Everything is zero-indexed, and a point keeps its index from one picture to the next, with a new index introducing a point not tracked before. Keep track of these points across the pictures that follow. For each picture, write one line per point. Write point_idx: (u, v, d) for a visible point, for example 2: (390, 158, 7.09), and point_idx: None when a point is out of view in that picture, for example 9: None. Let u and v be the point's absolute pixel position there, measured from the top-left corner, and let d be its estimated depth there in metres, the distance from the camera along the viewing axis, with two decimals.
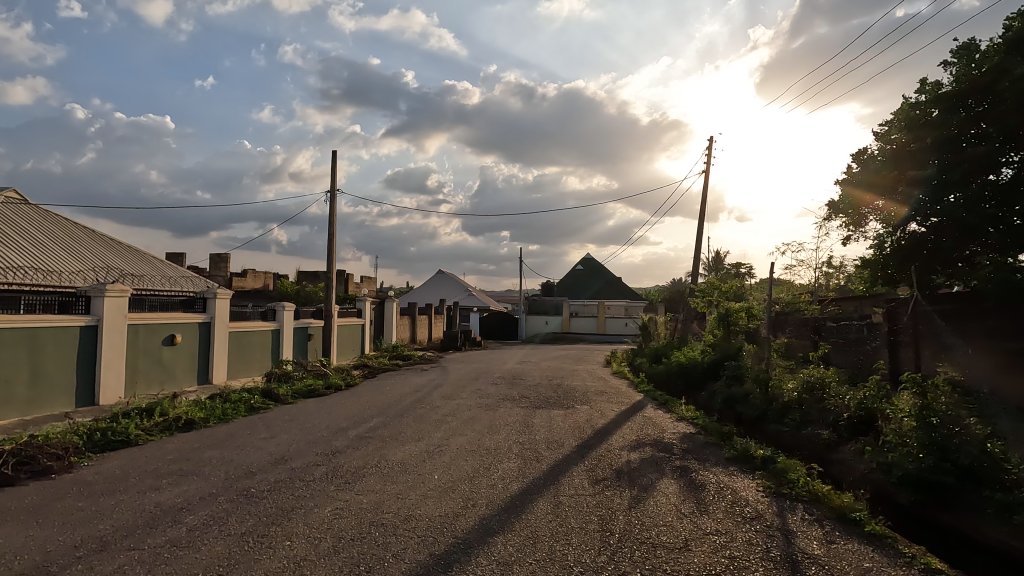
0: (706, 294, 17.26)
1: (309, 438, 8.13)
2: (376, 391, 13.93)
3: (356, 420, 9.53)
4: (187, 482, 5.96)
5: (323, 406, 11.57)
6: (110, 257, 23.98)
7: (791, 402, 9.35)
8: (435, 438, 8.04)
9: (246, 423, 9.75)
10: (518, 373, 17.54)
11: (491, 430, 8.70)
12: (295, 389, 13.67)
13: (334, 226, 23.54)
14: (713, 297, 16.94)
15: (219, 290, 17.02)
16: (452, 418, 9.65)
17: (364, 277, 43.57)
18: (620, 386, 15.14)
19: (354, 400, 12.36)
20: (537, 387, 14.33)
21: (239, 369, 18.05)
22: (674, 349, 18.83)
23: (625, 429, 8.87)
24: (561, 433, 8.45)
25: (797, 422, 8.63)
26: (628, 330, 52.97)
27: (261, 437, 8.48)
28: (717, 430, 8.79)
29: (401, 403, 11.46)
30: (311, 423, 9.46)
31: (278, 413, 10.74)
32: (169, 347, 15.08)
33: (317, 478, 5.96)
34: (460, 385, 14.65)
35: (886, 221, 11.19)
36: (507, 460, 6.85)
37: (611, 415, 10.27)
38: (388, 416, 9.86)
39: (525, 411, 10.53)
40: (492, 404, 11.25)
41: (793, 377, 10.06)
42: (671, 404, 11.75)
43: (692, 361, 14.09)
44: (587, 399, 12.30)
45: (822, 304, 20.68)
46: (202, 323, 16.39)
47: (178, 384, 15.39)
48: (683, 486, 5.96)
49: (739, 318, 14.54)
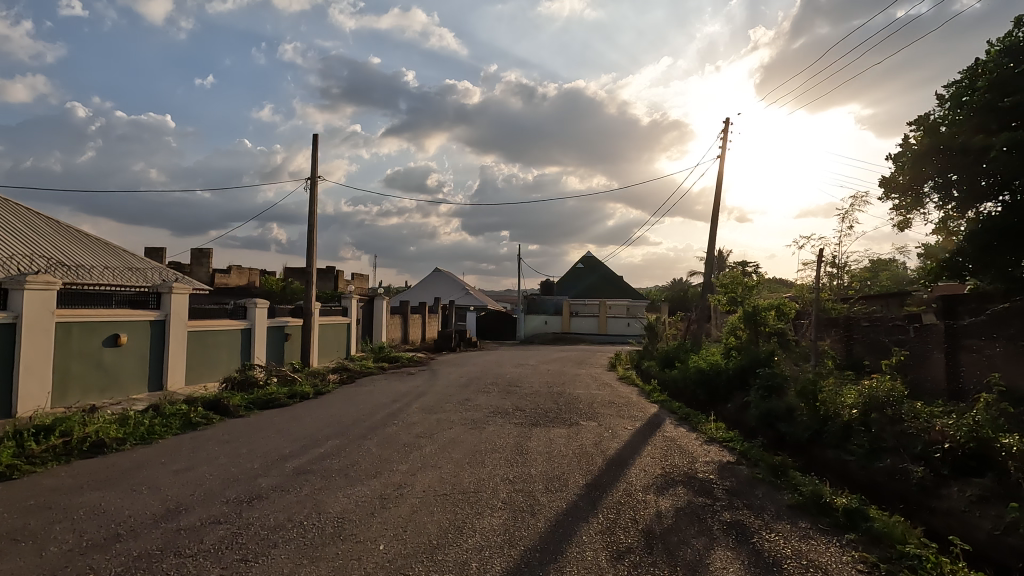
0: (728, 288, 15.26)
1: (232, 473, 6.16)
2: (348, 401, 11.99)
3: (304, 444, 7.56)
4: (6, 559, 3.98)
5: (276, 421, 9.60)
6: (70, 249, 22.06)
7: (854, 422, 7.41)
8: (398, 473, 6.08)
9: (169, 446, 7.81)
10: (514, 379, 15.62)
11: (475, 459, 6.75)
12: (253, 399, 11.75)
13: (316, 216, 21.61)
14: (737, 293, 14.98)
15: (174, 283, 15.04)
16: (427, 441, 7.69)
17: (355, 274, 41.72)
18: (629, 395, 13.21)
19: (315, 413, 10.39)
20: (533, 396, 12.39)
21: (201, 373, 16.12)
22: (689, 353, 16.81)
23: (646, 458, 6.95)
24: (564, 465, 6.51)
25: (867, 449, 6.72)
26: (631, 330, 50.90)
27: (174, 468, 6.51)
28: (763, 460, 6.88)
29: (370, 419, 9.49)
30: (246, 448, 7.48)
31: (216, 432, 8.77)
32: (111, 349, 13.14)
33: (203, 551, 3.99)
34: (444, 394, 12.67)
35: (956, 199, 9.26)
36: (490, 514, 4.89)
37: (625, 436, 8.36)
38: (347, 437, 7.89)
39: (518, 429, 8.61)
40: (480, 420, 9.30)
41: (851, 390, 8.11)
42: (693, 420, 9.82)
43: (714, 367, 12.16)
44: (593, 412, 10.38)
45: (850, 303, 18.73)
46: (154, 321, 14.42)
47: (123, 390, 13.44)
48: (748, 563, 4.02)
49: (769, 316, 12.49)
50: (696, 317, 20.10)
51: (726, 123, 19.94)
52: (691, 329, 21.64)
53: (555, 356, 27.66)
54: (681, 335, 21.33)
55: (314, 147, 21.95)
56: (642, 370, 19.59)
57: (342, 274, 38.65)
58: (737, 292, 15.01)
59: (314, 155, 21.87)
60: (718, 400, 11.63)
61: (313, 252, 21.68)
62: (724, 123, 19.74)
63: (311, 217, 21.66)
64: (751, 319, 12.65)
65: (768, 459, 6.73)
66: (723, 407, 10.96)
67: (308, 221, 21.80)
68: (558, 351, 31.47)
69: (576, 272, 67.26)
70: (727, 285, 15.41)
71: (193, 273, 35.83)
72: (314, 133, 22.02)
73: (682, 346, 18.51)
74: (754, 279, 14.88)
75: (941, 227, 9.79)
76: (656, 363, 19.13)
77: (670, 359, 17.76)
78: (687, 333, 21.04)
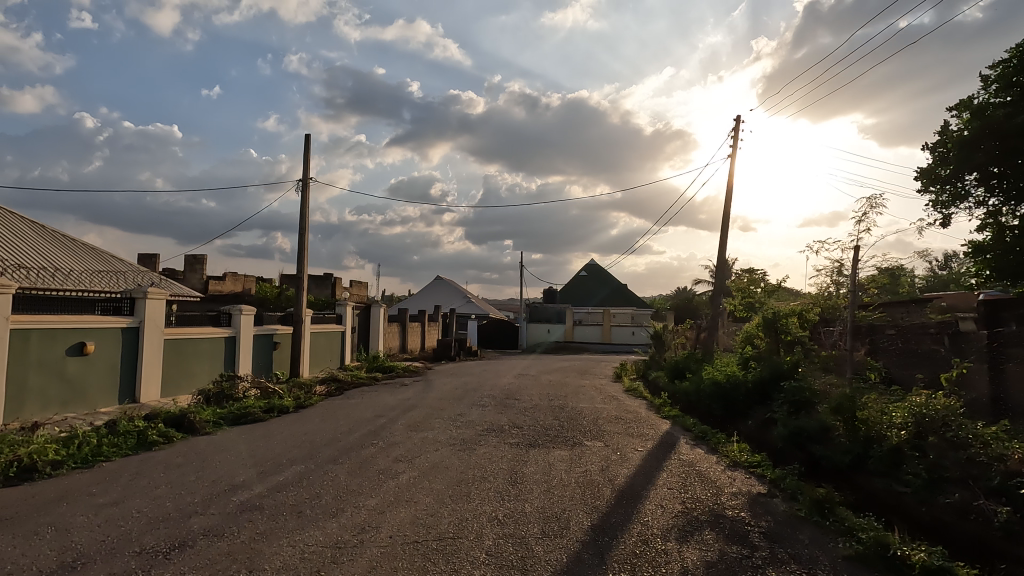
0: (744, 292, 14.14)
1: (165, 510, 5.12)
2: (330, 416, 10.96)
3: (263, 470, 6.51)
4: None
5: (243, 440, 8.57)
6: (53, 254, 21.21)
7: (906, 447, 6.33)
8: (364, 510, 5.04)
9: (109, 472, 6.77)
10: (513, 391, 14.57)
11: (460, 490, 5.70)
12: (225, 413, 10.74)
13: (307, 219, 20.70)
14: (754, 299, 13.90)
15: (149, 288, 14.08)
16: (407, 466, 6.64)
17: (353, 282, 40.81)
18: (637, 410, 12.10)
19: (288, 430, 9.33)
20: (532, 412, 11.31)
21: (179, 384, 15.12)
22: (701, 364, 15.65)
23: (662, 490, 5.89)
24: (566, 500, 5.45)
25: (926, 480, 5.65)
26: (636, 340, 49.53)
27: (102, 501, 5.49)
28: (803, 493, 5.80)
29: (348, 438, 8.44)
30: (196, 475, 6.43)
31: (170, 454, 7.71)
32: (77, 358, 12.18)
33: None
34: (435, 408, 11.58)
35: (1006, 193, 8.22)
36: (469, 572, 3.83)
37: (636, 460, 7.29)
38: (316, 461, 6.86)
39: (513, 451, 7.55)
40: (471, 440, 8.24)
41: (898, 408, 7.04)
42: (712, 439, 8.73)
43: (730, 379, 11.06)
44: (598, 430, 9.32)
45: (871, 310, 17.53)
46: (126, 329, 13.47)
47: (89, 403, 12.45)
48: None
49: (791, 323, 11.40)
50: (707, 325, 18.95)
51: (738, 121, 18.94)
52: (702, 338, 20.48)
53: (558, 366, 26.45)
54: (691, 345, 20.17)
55: (307, 149, 21.12)
56: (651, 382, 18.42)
57: (339, 282, 37.69)
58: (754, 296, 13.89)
59: (307, 157, 21.04)
60: (736, 416, 10.54)
61: (304, 258, 20.75)
62: (735, 122, 18.74)
63: (302, 221, 20.77)
64: (770, 327, 11.56)
65: (810, 492, 5.65)
66: (742, 424, 9.85)
67: (300, 225, 20.89)
68: (561, 361, 30.25)
69: (580, 280, 66.12)
70: (743, 289, 14.30)
71: (187, 280, 34.98)
72: (307, 134, 21.22)
73: (692, 355, 17.38)
74: (771, 283, 13.81)
75: (988, 224, 8.74)
76: (665, 373, 17.98)
77: (679, 371, 16.62)
78: (697, 342, 19.89)
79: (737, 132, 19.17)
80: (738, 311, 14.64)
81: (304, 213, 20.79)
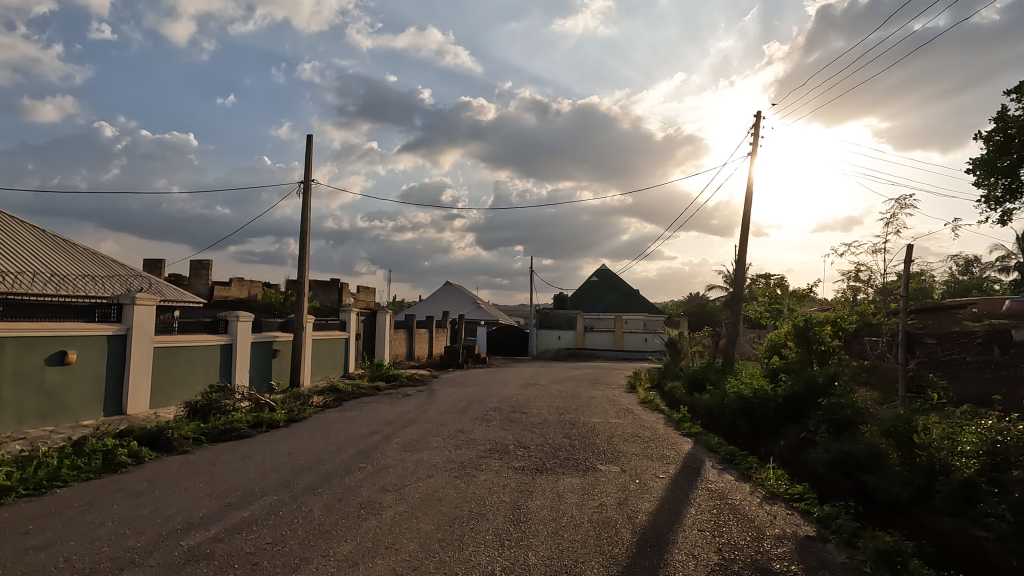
0: (771, 297, 13.10)
1: (98, 558, 4.26)
2: (322, 431, 10.13)
3: (230, 501, 5.67)
4: None
5: (220, 462, 7.75)
6: (51, 258, 20.72)
7: (981, 483, 5.34)
8: (332, 562, 4.17)
9: (59, 502, 5.97)
10: (521, 404, 13.67)
11: (452, 533, 4.80)
12: (209, 428, 9.97)
13: (308, 222, 20.02)
14: (779, 305, 12.89)
15: (138, 293, 13.41)
16: (394, 499, 5.76)
17: (361, 288, 40.17)
18: (655, 426, 11.15)
19: (272, 450, 8.51)
20: (540, 427, 10.40)
21: (170, 395, 14.41)
22: (723, 374, 14.65)
23: (692, 533, 4.96)
24: (578, 548, 4.54)
25: (1014, 527, 4.67)
26: (649, 347, 48.29)
27: (32, 543, 4.68)
28: (864, 538, 4.86)
29: (335, 460, 7.59)
30: (153, 507, 5.59)
31: (135, 478, 6.90)
32: (57, 368, 11.50)
33: None
34: (435, 423, 10.72)
35: None
36: None
37: (658, 491, 6.35)
38: (292, 491, 6.01)
39: (517, 479, 6.65)
40: (471, 464, 7.35)
41: (965, 433, 6.04)
42: (742, 463, 7.77)
43: (758, 392, 10.09)
44: (614, 451, 8.39)
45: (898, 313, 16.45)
46: (113, 336, 12.78)
47: (71, 415, 11.76)
48: None
49: (825, 332, 10.37)
50: (725, 334, 17.95)
51: (757, 117, 17.95)
52: (720, 346, 19.42)
53: (568, 375, 25.46)
54: (708, 353, 19.16)
55: (309, 150, 20.50)
56: (667, 394, 17.43)
57: (346, 287, 37.09)
58: (782, 301, 12.85)
59: (309, 158, 20.40)
60: (765, 433, 9.56)
61: (305, 262, 20.08)
62: (755, 118, 17.77)
63: (304, 225, 20.10)
64: (801, 336, 10.54)
65: (873, 539, 4.72)
66: (773, 445, 8.89)
67: (301, 228, 20.23)
68: (571, 368, 29.27)
69: (590, 285, 65.06)
70: (770, 293, 13.29)
71: (192, 286, 34.53)
72: (309, 134, 20.58)
73: (710, 366, 16.34)
74: (799, 288, 12.79)
75: None
76: (682, 384, 16.97)
77: (698, 382, 15.61)
78: (715, 350, 18.85)
79: (757, 129, 18.19)
80: (762, 317, 13.64)
81: (305, 216, 20.11)
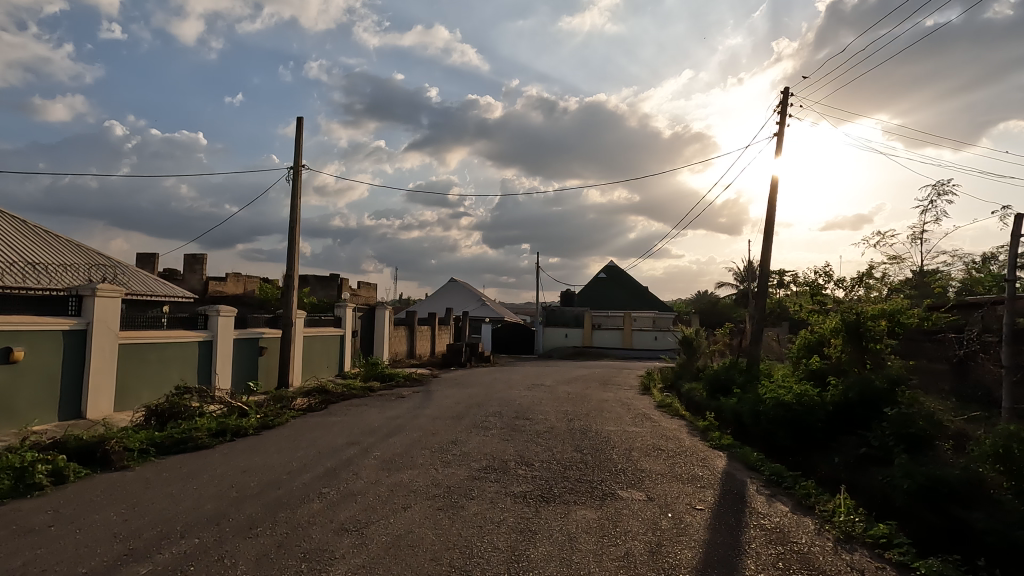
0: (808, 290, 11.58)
1: None
2: (293, 441, 8.76)
3: (134, 548, 4.26)
4: None
5: (158, 483, 6.39)
6: (26, 249, 19.50)
7: None
8: None
9: None
10: (523, 408, 12.28)
11: None
12: (163, 437, 8.64)
13: (298, 211, 18.69)
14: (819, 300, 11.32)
15: (100, 284, 12.08)
16: (352, 544, 4.34)
17: (361, 283, 38.93)
18: (677, 435, 9.73)
19: (226, 466, 7.13)
20: (546, 438, 8.97)
21: (139, 396, 13.12)
22: (750, 376, 13.14)
23: None
24: None
25: None
26: (658, 345, 46.73)
27: None
28: None
29: (296, 481, 6.20)
30: (30, 556, 4.20)
31: (40, 507, 5.51)
32: (2, 367, 10.20)
33: None
34: (426, 432, 9.31)
35: None
36: None
37: (699, 531, 4.91)
38: (223, 530, 4.62)
39: (517, 512, 5.23)
40: (461, 488, 5.93)
41: None
42: (796, 487, 6.31)
43: (801, 399, 8.61)
44: (635, 470, 6.95)
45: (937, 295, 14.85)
46: (70, 331, 11.46)
47: (19, 420, 10.47)
48: None
49: (879, 327, 8.86)
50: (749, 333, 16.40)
51: (784, 93, 16.36)
52: (743, 345, 17.85)
53: (576, 375, 23.93)
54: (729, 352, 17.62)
55: (298, 134, 19.14)
56: (685, 398, 15.92)
57: (345, 283, 35.81)
58: (821, 295, 11.32)
59: (299, 143, 19.06)
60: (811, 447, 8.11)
61: (294, 255, 18.77)
62: (781, 95, 16.25)
63: (293, 214, 18.76)
64: (850, 332, 9.03)
65: None
66: (825, 463, 7.42)
67: (290, 218, 18.88)
68: (580, 367, 27.76)
69: (599, 282, 63.43)
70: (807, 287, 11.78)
71: (186, 281, 33.38)
72: (300, 117, 19.24)
73: (733, 366, 14.84)
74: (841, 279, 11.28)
75: None
76: (702, 387, 15.46)
77: (721, 385, 14.12)
78: (734, 350, 17.32)
79: (783, 107, 16.59)
80: (796, 315, 12.12)
81: (295, 204, 18.77)
